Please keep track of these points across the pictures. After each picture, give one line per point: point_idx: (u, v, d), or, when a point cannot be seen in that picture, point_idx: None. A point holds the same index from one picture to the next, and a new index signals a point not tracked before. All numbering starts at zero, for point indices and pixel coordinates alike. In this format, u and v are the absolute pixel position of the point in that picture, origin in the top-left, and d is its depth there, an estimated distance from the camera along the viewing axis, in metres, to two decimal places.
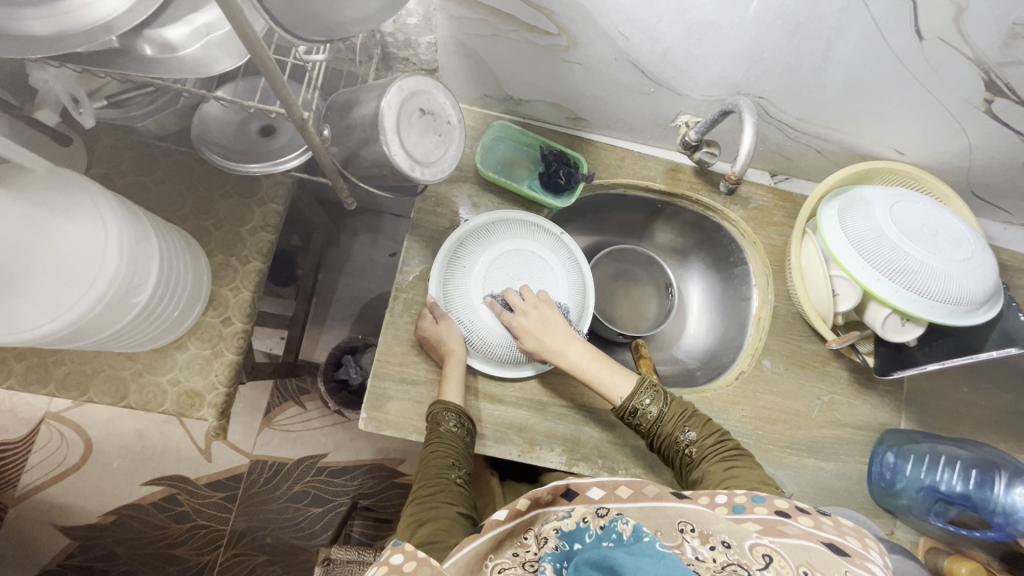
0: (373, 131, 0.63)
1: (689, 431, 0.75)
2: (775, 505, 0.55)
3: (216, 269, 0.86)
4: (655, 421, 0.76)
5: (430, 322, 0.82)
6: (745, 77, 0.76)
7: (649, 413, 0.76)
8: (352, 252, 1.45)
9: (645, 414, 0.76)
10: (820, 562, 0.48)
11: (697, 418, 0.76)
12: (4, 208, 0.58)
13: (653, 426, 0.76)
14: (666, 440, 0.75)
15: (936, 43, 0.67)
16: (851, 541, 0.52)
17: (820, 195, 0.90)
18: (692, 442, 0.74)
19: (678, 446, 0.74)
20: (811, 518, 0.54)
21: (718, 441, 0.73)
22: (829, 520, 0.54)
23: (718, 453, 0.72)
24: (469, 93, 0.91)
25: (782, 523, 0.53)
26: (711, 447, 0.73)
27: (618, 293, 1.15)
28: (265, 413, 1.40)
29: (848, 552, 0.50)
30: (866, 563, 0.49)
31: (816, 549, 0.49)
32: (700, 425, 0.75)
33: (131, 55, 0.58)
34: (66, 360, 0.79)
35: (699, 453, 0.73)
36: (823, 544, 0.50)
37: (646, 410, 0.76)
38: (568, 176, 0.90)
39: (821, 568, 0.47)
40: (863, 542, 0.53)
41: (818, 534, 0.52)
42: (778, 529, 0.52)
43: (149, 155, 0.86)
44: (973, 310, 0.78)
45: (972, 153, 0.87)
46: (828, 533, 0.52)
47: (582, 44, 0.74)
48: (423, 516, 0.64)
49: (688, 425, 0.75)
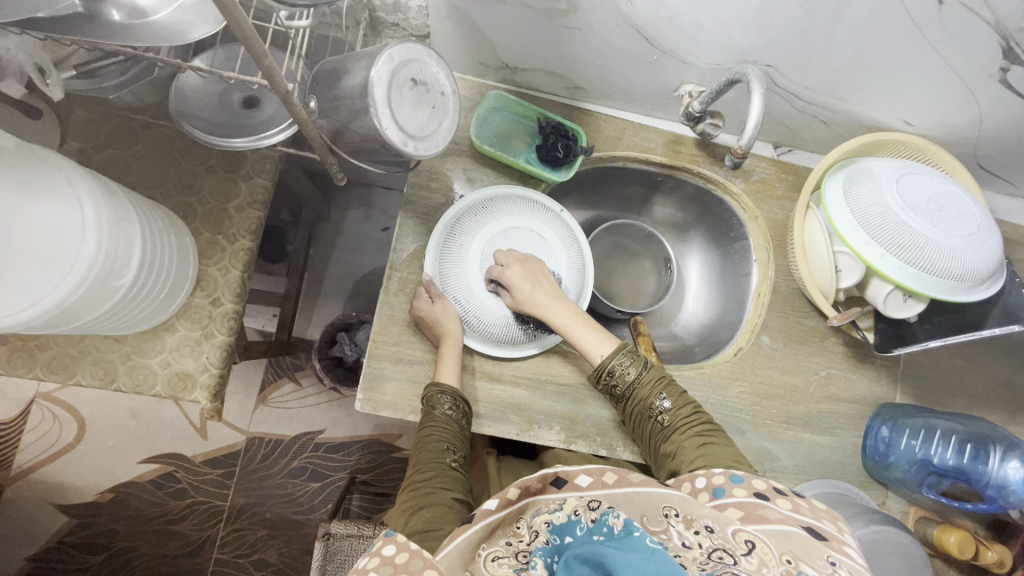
0: (362, 103, 0.60)
1: (664, 399, 0.75)
2: (754, 487, 0.57)
3: (203, 248, 0.83)
4: (632, 385, 0.77)
5: (427, 301, 0.80)
6: (753, 44, 0.73)
7: (627, 375, 0.77)
8: (343, 226, 1.42)
9: (623, 376, 0.77)
10: (802, 548, 0.48)
11: (673, 387, 0.76)
12: None
13: (628, 389, 0.77)
14: (640, 406, 0.76)
15: (956, 7, 0.64)
16: (827, 524, 0.53)
17: (826, 167, 0.87)
18: (665, 410, 0.75)
19: (651, 412, 0.75)
20: (788, 501, 0.55)
21: (692, 415, 0.74)
22: (805, 503, 0.56)
23: (692, 425, 0.73)
24: (463, 61, 0.87)
25: (762, 507, 0.54)
26: (685, 418, 0.74)
27: (616, 268, 1.13)
28: (260, 391, 1.39)
29: (827, 537, 0.51)
30: (844, 547, 0.50)
31: (797, 534, 0.50)
32: (676, 395, 0.76)
33: (98, 20, 0.54)
34: (51, 344, 0.77)
35: (670, 423, 0.74)
36: (802, 527, 0.52)
37: (624, 371, 0.77)
38: (567, 148, 0.86)
39: (804, 556, 0.47)
40: (839, 525, 0.54)
41: (796, 517, 0.53)
42: (759, 514, 0.53)
43: (126, 128, 0.81)
44: (976, 286, 0.77)
45: (983, 123, 0.84)
46: (806, 517, 0.53)
47: (582, 8, 0.70)
48: (418, 504, 0.64)
49: (664, 394, 0.76)
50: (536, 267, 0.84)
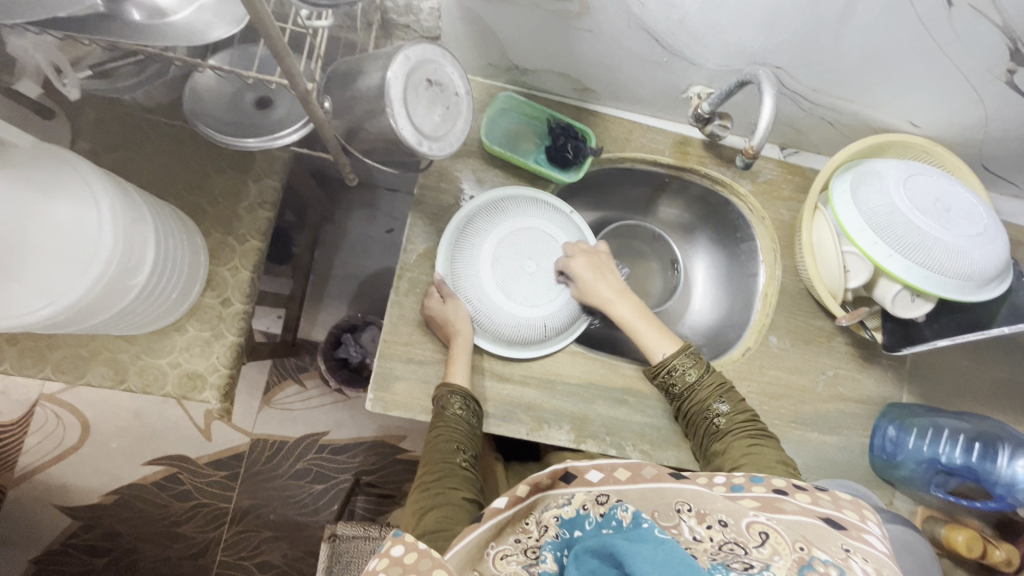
0: (378, 103, 0.60)
1: (722, 403, 0.76)
2: (773, 485, 0.57)
3: (213, 248, 0.83)
4: (691, 386, 0.78)
5: (438, 300, 0.80)
6: (763, 46, 0.74)
7: (687, 376, 0.78)
8: (348, 228, 1.42)
9: (682, 376, 0.78)
10: (817, 535, 0.49)
11: (732, 393, 0.77)
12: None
13: (686, 390, 0.78)
14: (697, 407, 0.77)
15: (964, 10, 0.65)
16: (848, 514, 0.53)
17: (833, 167, 0.88)
18: (721, 413, 0.76)
19: (707, 413, 0.76)
20: (808, 495, 0.56)
21: (748, 420, 0.75)
22: (826, 496, 0.56)
23: (747, 430, 0.73)
24: (473, 62, 0.87)
25: (779, 501, 0.54)
26: (741, 423, 0.74)
27: (623, 268, 1.13)
28: (264, 392, 1.39)
29: (846, 526, 0.51)
30: (862, 535, 0.50)
31: (813, 523, 0.51)
32: (734, 401, 0.77)
33: (118, 20, 0.54)
34: (61, 344, 0.77)
35: (726, 426, 0.75)
36: (820, 519, 0.52)
37: (683, 372, 0.78)
38: (576, 149, 0.88)
39: (818, 543, 0.47)
40: (861, 514, 0.54)
41: (815, 509, 0.53)
42: (776, 505, 0.53)
43: (137, 129, 0.82)
44: (984, 285, 0.77)
45: (988, 125, 0.85)
46: (826, 508, 0.54)
47: (594, 9, 0.71)
48: (429, 503, 0.64)
49: (723, 398, 0.77)
50: (603, 260, 0.89)
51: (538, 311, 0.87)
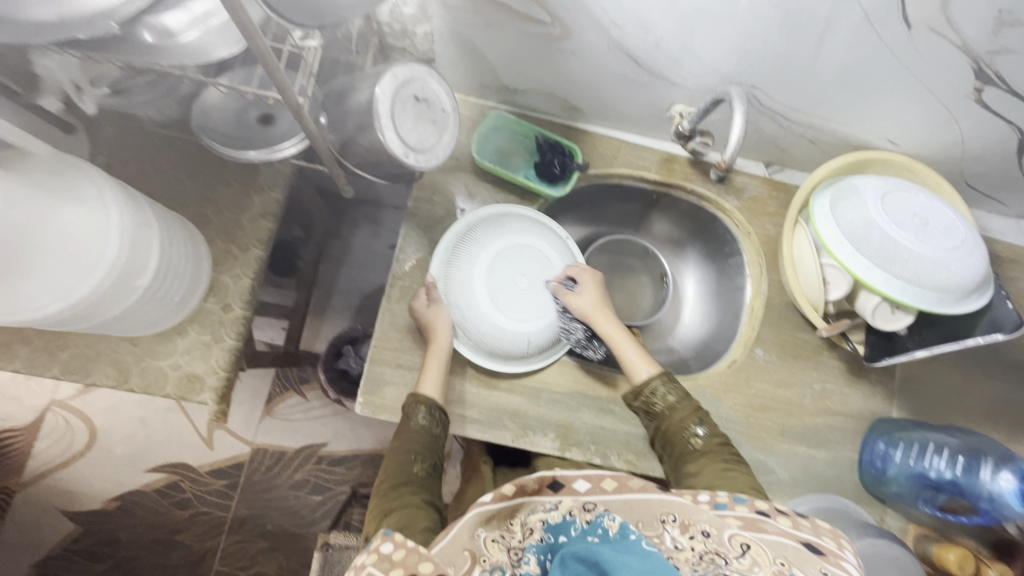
0: (368, 118, 0.64)
1: (700, 425, 0.77)
2: (756, 506, 0.55)
3: (217, 256, 0.87)
4: (671, 407, 0.79)
5: (424, 303, 0.83)
6: (738, 66, 0.77)
7: (667, 398, 0.79)
8: (353, 243, 1.47)
9: (663, 398, 0.79)
10: (795, 556, 0.49)
11: (709, 418, 0.79)
12: (18, 195, 0.59)
13: (666, 411, 0.79)
14: (677, 427, 0.78)
15: (924, 32, 0.68)
16: (827, 541, 0.52)
17: (813, 186, 0.90)
18: (699, 435, 0.77)
19: (685, 434, 0.77)
20: (789, 518, 0.54)
21: (723, 444, 0.76)
22: (807, 521, 0.54)
23: (723, 454, 0.74)
24: (466, 83, 0.92)
25: (762, 521, 0.53)
26: (717, 446, 0.76)
27: (614, 283, 1.16)
28: (266, 402, 1.43)
29: (824, 551, 0.50)
30: (840, 561, 0.49)
31: (794, 546, 0.50)
32: (710, 426, 0.78)
33: (131, 41, 0.59)
34: (70, 344, 0.81)
35: (703, 447, 0.76)
36: (801, 543, 0.51)
37: (666, 394, 0.80)
38: (563, 164, 0.92)
39: (797, 561, 0.48)
40: (839, 542, 0.52)
41: (796, 533, 0.52)
42: (759, 525, 0.52)
43: (151, 144, 0.87)
44: (963, 297, 0.79)
45: (966, 143, 0.87)
46: (806, 533, 0.52)
47: (575, 33, 0.75)
48: (389, 508, 0.66)
49: (700, 421, 0.78)
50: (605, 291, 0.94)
51: (524, 326, 0.88)
